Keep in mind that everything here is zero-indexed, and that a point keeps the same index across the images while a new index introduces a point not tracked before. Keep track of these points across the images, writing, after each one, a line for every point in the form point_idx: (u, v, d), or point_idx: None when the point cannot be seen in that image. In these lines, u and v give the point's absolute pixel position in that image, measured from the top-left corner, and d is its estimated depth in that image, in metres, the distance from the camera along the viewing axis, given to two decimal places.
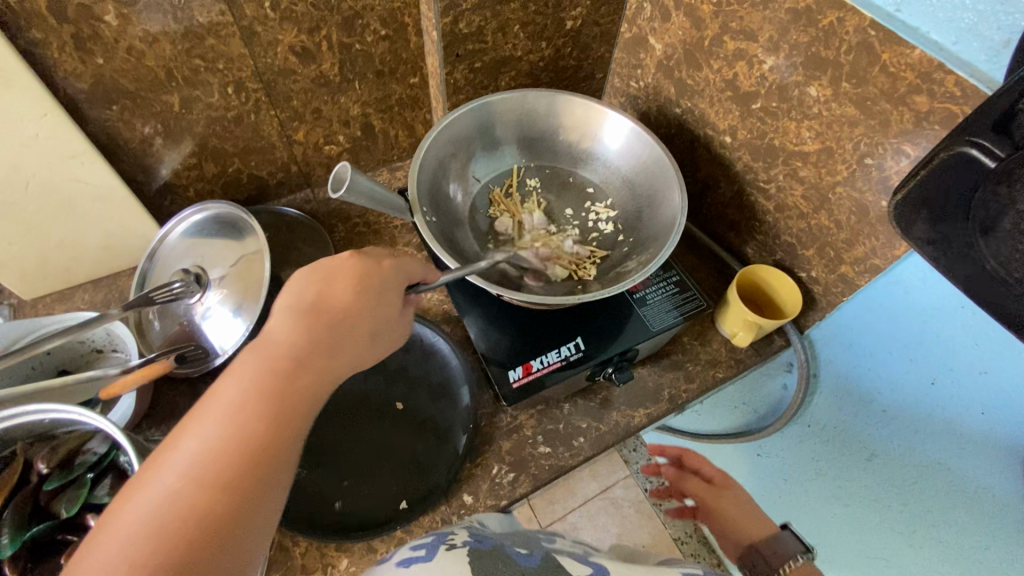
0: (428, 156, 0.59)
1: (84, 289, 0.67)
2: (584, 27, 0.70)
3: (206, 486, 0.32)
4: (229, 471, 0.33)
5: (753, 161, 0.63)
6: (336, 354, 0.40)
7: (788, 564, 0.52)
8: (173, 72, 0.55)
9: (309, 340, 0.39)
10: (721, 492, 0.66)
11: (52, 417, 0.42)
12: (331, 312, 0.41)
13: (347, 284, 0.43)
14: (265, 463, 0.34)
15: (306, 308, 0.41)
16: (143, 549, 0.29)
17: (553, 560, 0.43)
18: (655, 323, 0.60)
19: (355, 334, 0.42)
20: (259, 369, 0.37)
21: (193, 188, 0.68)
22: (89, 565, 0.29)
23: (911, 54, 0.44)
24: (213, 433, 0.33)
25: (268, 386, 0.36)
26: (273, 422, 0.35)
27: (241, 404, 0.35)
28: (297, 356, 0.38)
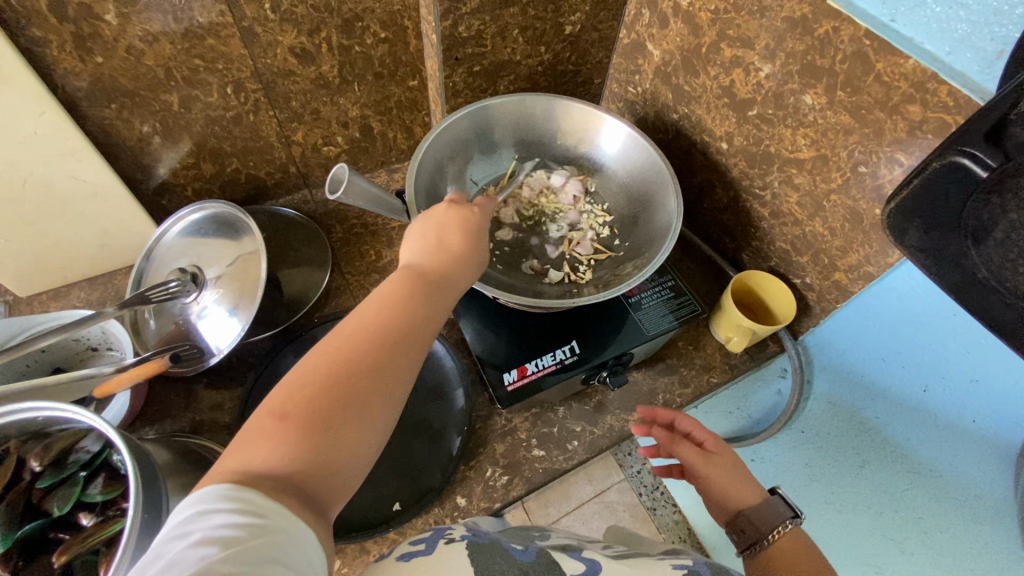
0: (426, 158, 0.59)
1: (80, 287, 0.67)
2: (583, 32, 0.70)
3: (353, 367, 0.36)
4: (364, 361, 0.37)
5: (749, 167, 0.63)
6: (453, 285, 0.44)
7: (776, 529, 0.47)
8: (172, 71, 0.55)
9: (436, 267, 0.44)
10: (711, 458, 0.53)
11: (44, 414, 0.41)
12: (453, 248, 0.46)
13: (458, 228, 0.48)
14: (406, 358, 0.39)
15: (439, 245, 0.46)
16: (311, 407, 0.34)
17: (548, 554, 0.43)
18: (650, 327, 0.60)
19: (466, 266, 0.46)
20: (400, 283, 0.42)
21: (191, 187, 0.68)
22: (278, 408, 0.34)
23: (905, 64, 0.44)
24: (366, 331, 0.38)
25: (400, 298, 0.41)
26: (409, 330, 0.39)
27: (387, 311, 0.40)
28: (423, 278, 0.43)
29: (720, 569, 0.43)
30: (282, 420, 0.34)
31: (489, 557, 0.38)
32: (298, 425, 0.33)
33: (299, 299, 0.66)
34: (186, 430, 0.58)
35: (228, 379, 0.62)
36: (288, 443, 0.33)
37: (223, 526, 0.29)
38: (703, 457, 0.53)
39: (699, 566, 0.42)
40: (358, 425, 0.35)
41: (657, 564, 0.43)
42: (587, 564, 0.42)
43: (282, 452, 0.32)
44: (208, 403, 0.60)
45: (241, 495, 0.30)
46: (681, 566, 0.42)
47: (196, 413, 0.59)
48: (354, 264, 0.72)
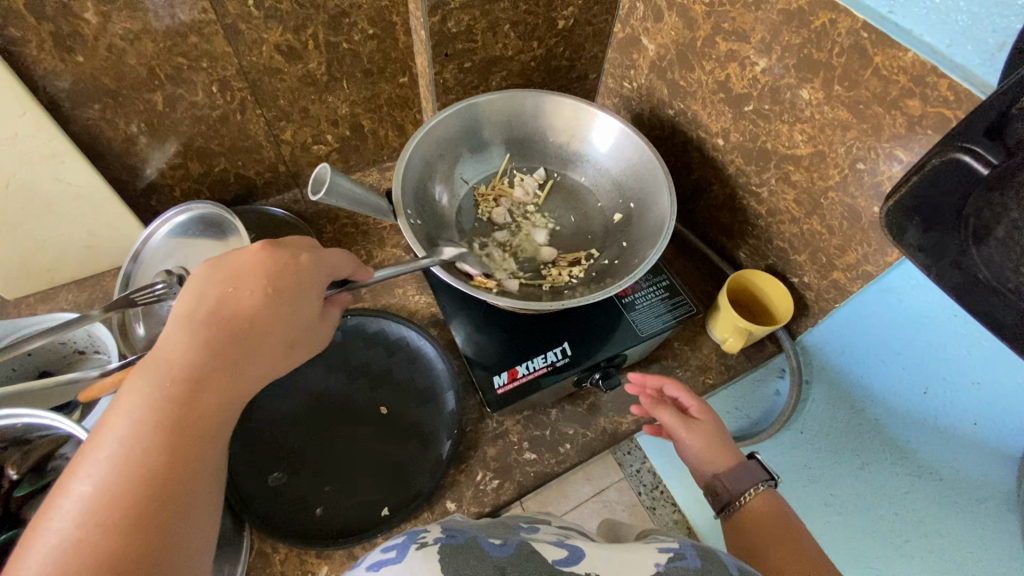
0: (414, 158, 0.58)
1: (68, 289, 0.67)
2: (576, 27, 0.69)
3: (118, 509, 0.28)
4: (136, 495, 0.29)
5: (745, 164, 0.62)
6: (252, 354, 0.37)
7: (748, 492, 0.48)
8: (156, 70, 0.54)
9: (215, 340, 0.35)
10: (690, 422, 0.52)
11: (25, 422, 0.40)
12: (240, 311, 0.37)
13: (252, 279, 0.38)
14: (189, 469, 0.31)
15: (214, 312, 0.36)
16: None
17: (528, 545, 0.41)
18: (643, 329, 0.59)
19: (272, 325, 0.38)
20: (163, 379, 0.33)
21: (179, 187, 0.67)
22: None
23: (904, 58, 0.43)
24: (135, 450, 0.30)
25: (167, 400, 0.32)
26: (201, 419, 0.33)
27: (147, 415, 0.32)
28: (193, 368, 0.34)
29: (705, 548, 0.41)
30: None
31: (461, 560, 0.36)
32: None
33: None
34: None
35: None
36: None
37: None
38: (684, 422, 0.52)
39: (685, 549, 0.41)
40: (159, 569, 0.28)
41: (642, 549, 0.42)
42: (570, 550, 0.41)
43: None
44: None
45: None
46: (665, 549, 0.41)
47: None
48: None
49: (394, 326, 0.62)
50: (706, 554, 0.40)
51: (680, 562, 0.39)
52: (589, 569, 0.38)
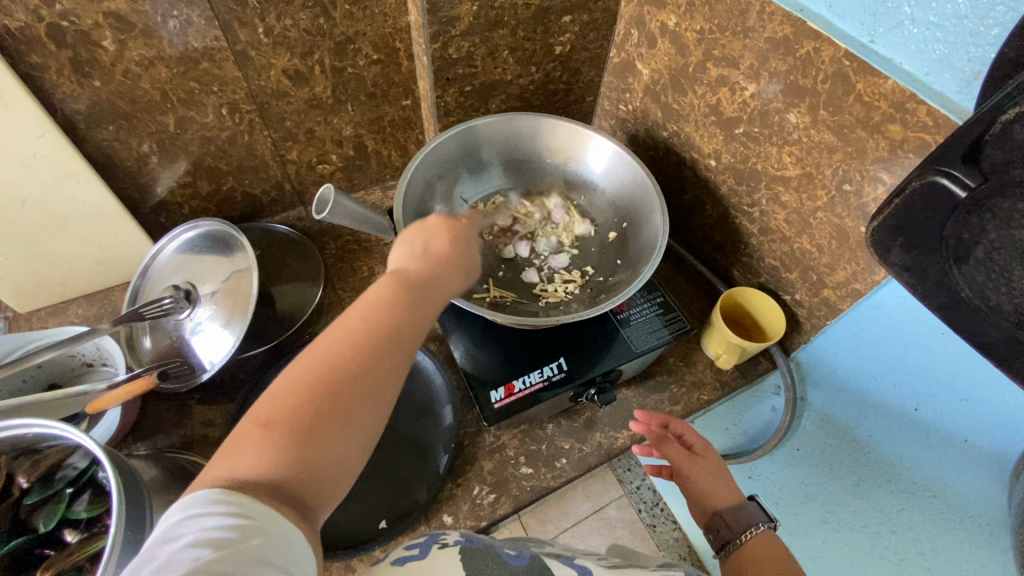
0: (415, 178, 0.60)
1: (78, 303, 0.68)
2: (573, 52, 0.71)
3: (343, 374, 0.36)
4: (354, 372, 0.36)
5: (737, 184, 0.63)
6: (440, 288, 0.44)
7: (748, 531, 0.49)
8: (169, 94, 0.57)
9: (421, 272, 0.44)
10: (696, 458, 0.55)
11: (34, 431, 0.41)
12: (441, 254, 0.46)
13: (446, 235, 0.48)
14: (390, 363, 0.38)
15: (418, 253, 0.45)
16: (302, 414, 0.34)
17: (540, 561, 0.43)
18: (638, 344, 0.60)
19: (454, 271, 0.46)
20: (388, 286, 0.42)
21: (188, 205, 0.69)
22: (260, 418, 0.34)
23: (884, 85, 0.45)
24: (356, 332, 0.38)
25: (387, 302, 0.40)
26: (409, 331, 0.40)
27: (379, 305, 0.40)
28: (409, 283, 0.42)
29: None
30: (264, 428, 0.34)
31: (480, 562, 0.39)
32: (279, 433, 0.33)
33: (291, 315, 0.67)
34: (177, 446, 0.59)
35: (220, 394, 0.63)
36: (266, 454, 0.33)
37: (213, 529, 0.29)
38: (688, 458, 0.55)
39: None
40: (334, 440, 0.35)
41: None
42: (579, 573, 0.42)
43: (261, 460, 0.33)
44: (199, 418, 0.61)
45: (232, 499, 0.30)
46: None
47: (187, 429, 0.60)
48: (347, 280, 0.72)
49: None
50: None
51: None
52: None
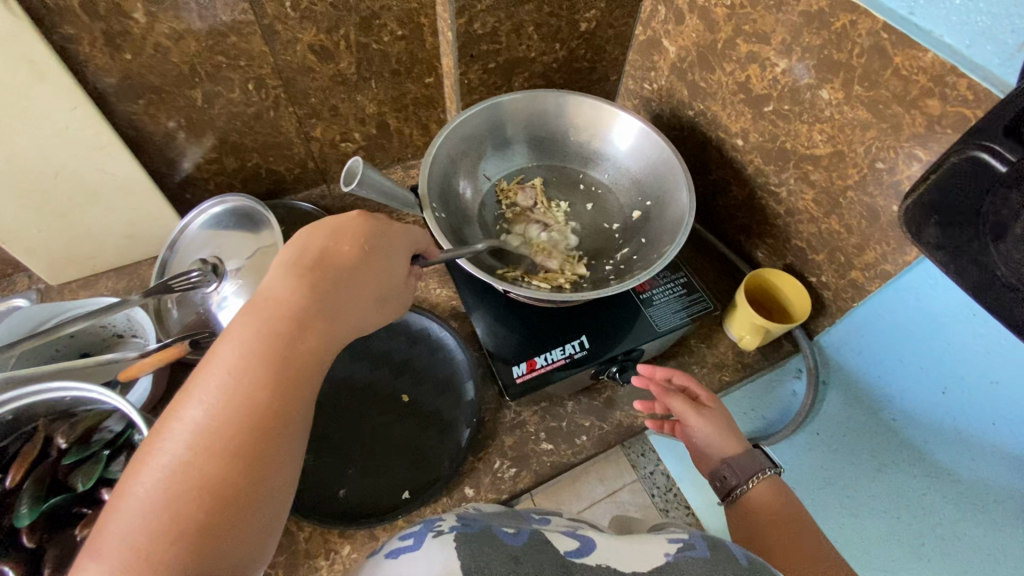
0: (439, 154, 0.60)
1: (108, 276, 0.70)
2: (598, 29, 0.70)
3: (217, 458, 0.32)
4: (233, 451, 0.33)
5: (764, 164, 0.62)
6: (336, 314, 0.40)
7: (755, 476, 0.50)
8: (197, 68, 0.57)
9: (305, 299, 0.39)
10: (703, 409, 0.54)
11: (72, 395, 0.44)
12: (320, 276, 0.41)
13: (349, 246, 0.44)
14: (274, 426, 0.34)
15: (300, 277, 0.40)
16: (158, 520, 0.30)
17: (541, 535, 0.43)
18: (661, 324, 0.60)
19: (354, 290, 0.42)
20: (257, 330, 0.37)
21: (214, 181, 0.70)
22: (100, 543, 0.29)
23: (924, 58, 0.44)
24: (228, 399, 0.34)
25: (266, 352, 0.36)
26: (281, 381, 0.36)
27: (247, 356, 0.36)
28: (289, 319, 0.38)
29: (715, 542, 0.42)
30: (104, 555, 0.29)
31: (477, 550, 0.37)
32: (117, 559, 0.28)
33: None
34: None
35: None
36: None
37: None
38: (696, 410, 0.54)
39: (694, 539, 0.42)
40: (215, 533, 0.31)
41: (653, 540, 0.44)
42: (581, 541, 0.43)
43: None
44: None
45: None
46: (675, 542, 0.42)
47: None
48: None
49: (416, 318, 0.64)
50: (715, 545, 0.41)
51: (690, 554, 0.40)
52: (601, 561, 0.39)
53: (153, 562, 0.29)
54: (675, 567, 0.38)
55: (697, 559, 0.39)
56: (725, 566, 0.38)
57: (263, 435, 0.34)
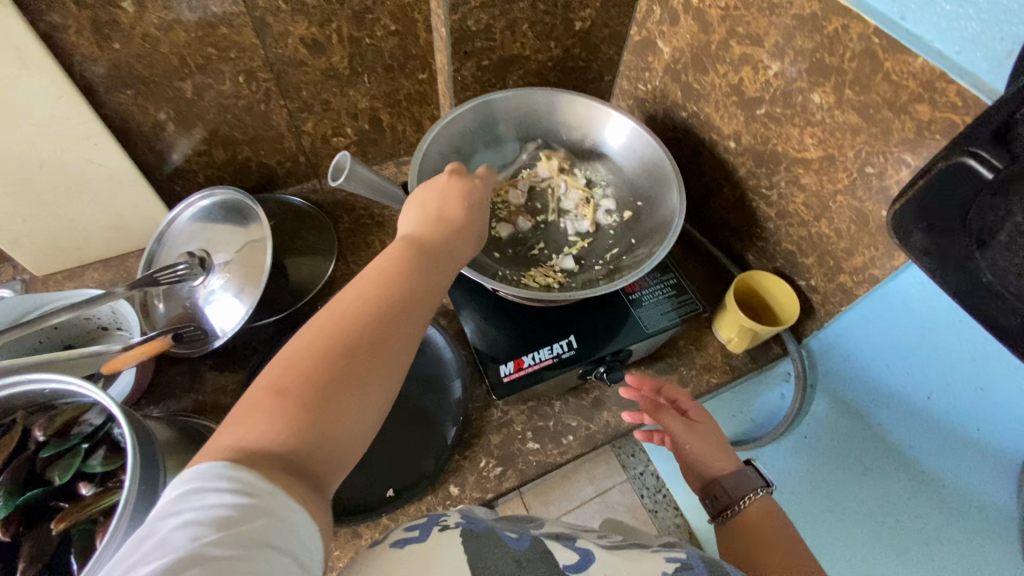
0: (430, 150, 0.59)
1: (94, 268, 0.69)
2: (593, 29, 0.70)
3: (369, 341, 0.36)
4: (379, 341, 0.36)
5: (756, 166, 0.62)
6: (453, 253, 0.45)
7: (748, 496, 0.50)
8: (187, 59, 0.57)
9: (435, 236, 0.44)
10: (693, 425, 0.54)
11: (51, 386, 0.42)
12: (450, 219, 0.46)
13: (460, 200, 0.49)
14: (410, 329, 0.38)
15: (439, 218, 0.46)
16: (321, 381, 0.34)
17: (541, 544, 0.42)
18: (649, 325, 0.60)
19: (465, 233, 0.47)
20: (399, 250, 0.42)
21: (203, 173, 0.69)
22: (275, 384, 0.33)
23: (914, 63, 0.44)
24: (379, 298, 0.38)
25: (405, 270, 0.40)
26: (417, 296, 0.40)
27: (392, 271, 0.40)
28: (418, 250, 0.43)
29: (714, 563, 0.41)
30: (279, 396, 0.33)
31: (482, 547, 0.38)
32: (293, 400, 0.33)
33: (304, 286, 0.67)
34: (189, 411, 0.60)
35: (231, 361, 0.63)
36: (284, 419, 0.32)
37: (214, 507, 0.28)
38: (686, 425, 0.54)
39: (693, 559, 0.41)
40: (358, 404, 0.35)
41: (651, 556, 0.43)
42: (579, 552, 0.42)
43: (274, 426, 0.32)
44: (211, 385, 0.62)
45: (238, 475, 0.29)
46: (674, 560, 0.41)
47: (199, 394, 0.61)
48: (359, 254, 0.72)
49: None
50: (715, 568, 0.40)
51: (688, 574, 0.39)
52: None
53: (316, 411, 0.33)
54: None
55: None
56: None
57: (399, 335, 0.37)
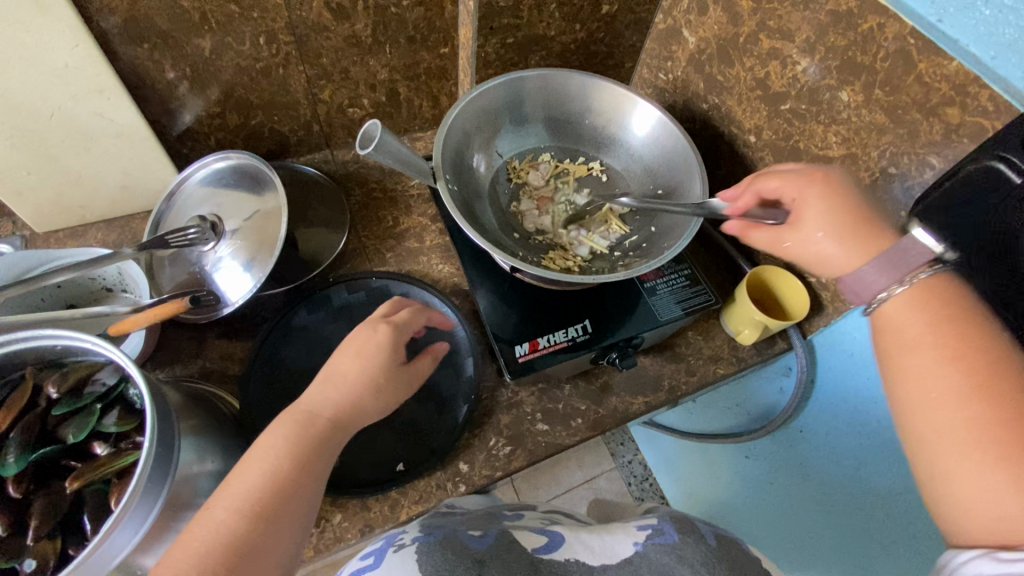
0: (455, 126, 0.59)
1: (97, 227, 0.68)
2: (619, 14, 0.69)
3: (235, 540, 0.34)
4: (245, 539, 0.34)
5: (775, 162, 0.63)
6: (353, 416, 0.42)
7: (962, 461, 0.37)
8: (207, 15, 0.55)
9: (325, 400, 0.42)
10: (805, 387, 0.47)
11: (64, 344, 0.41)
12: (346, 377, 0.42)
13: (360, 351, 0.44)
14: (287, 516, 0.36)
15: (330, 374, 0.43)
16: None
17: (507, 535, 0.44)
18: (662, 313, 0.61)
19: (368, 391, 0.43)
20: (285, 426, 0.40)
21: (214, 136, 0.67)
22: None
23: (948, 66, 0.44)
24: (259, 480, 0.37)
25: (287, 447, 0.39)
26: (300, 473, 0.38)
27: (277, 449, 0.38)
28: (304, 418, 0.41)
29: (684, 523, 0.44)
30: None
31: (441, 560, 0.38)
32: None
33: (314, 258, 0.66)
34: (196, 376, 0.59)
35: (239, 329, 0.62)
36: None
37: None
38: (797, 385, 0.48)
39: (664, 522, 0.44)
40: None
41: (624, 528, 0.46)
42: (549, 535, 0.45)
43: None
44: (219, 352, 0.61)
45: None
46: (644, 527, 0.44)
47: (206, 360, 0.60)
48: (372, 228, 0.71)
49: (417, 292, 0.64)
50: (682, 528, 0.43)
51: (659, 539, 0.42)
52: (568, 555, 0.41)
53: None
54: (642, 555, 0.40)
55: (664, 544, 0.41)
56: (692, 549, 0.40)
57: (275, 524, 0.36)
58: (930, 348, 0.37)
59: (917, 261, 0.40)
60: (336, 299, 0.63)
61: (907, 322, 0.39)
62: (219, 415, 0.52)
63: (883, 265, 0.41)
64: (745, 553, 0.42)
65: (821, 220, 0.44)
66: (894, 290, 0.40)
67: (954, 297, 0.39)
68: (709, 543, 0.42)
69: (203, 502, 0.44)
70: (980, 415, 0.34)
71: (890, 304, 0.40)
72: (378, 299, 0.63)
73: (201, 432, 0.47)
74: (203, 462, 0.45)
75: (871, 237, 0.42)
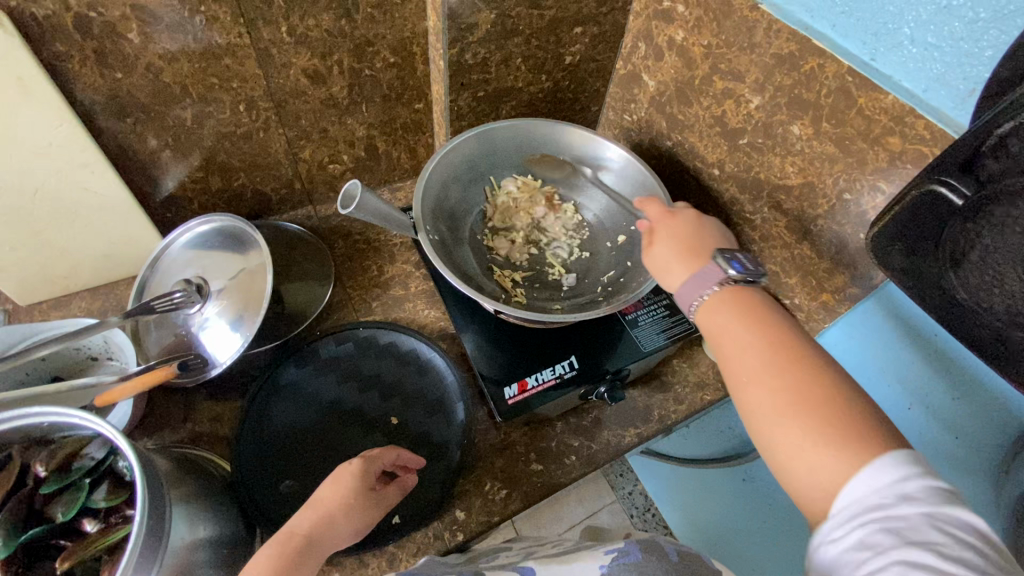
0: (431, 179, 0.62)
1: (82, 296, 0.68)
2: (582, 63, 0.74)
3: None
4: None
5: (740, 192, 0.66)
6: (326, 540, 0.43)
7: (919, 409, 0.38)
8: (189, 89, 0.57)
9: (308, 526, 0.43)
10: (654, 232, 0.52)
11: (50, 420, 0.41)
12: (324, 508, 0.44)
13: (335, 477, 0.46)
14: None
15: (312, 501, 0.45)
16: None
17: None
18: (646, 344, 0.62)
19: (344, 518, 0.45)
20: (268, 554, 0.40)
21: (197, 200, 0.69)
22: None
23: (885, 100, 0.48)
24: None
25: None
26: None
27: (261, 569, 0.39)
28: (291, 542, 0.42)
29: (648, 541, 0.44)
30: None
31: None
32: None
33: (301, 312, 0.67)
34: (185, 441, 0.58)
35: (228, 390, 0.62)
36: None
37: None
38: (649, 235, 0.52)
39: (629, 544, 0.44)
40: None
41: (593, 553, 0.45)
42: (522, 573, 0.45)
43: None
44: (207, 414, 0.61)
45: None
46: (610, 550, 0.44)
47: (195, 424, 0.60)
48: (357, 279, 0.72)
49: (404, 339, 0.64)
50: (648, 546, 0.43)
51: (624, 559, 0.42)
52: None
53: None
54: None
55: (628, 563, 0.41)
56: (655, 566, 0.40)
57: None
58: (740, 334, 0.41)
59: (717, 275, 0.44)
60: (324, 351, 0.63)
61: (718, 313, 0.43)
62: (209, 479, 0.51)
63: (696, 281, 0.45)
64: (704, 560, 0.43)
65: (667, 243, 0.50)
66: (704, 298, 0.44)
67: (763, 307, 0.43)
68: (670, 558, 0.42)
69: (194, 573, 0.43)
70: (791, 394, 0.37)
71: (706, 309, 0.44)
72: (365, 348, 0.64)
73: (193, 498, 0.46)
74: (195, 529, 0.44)
75: (698, 256, 0.48)
